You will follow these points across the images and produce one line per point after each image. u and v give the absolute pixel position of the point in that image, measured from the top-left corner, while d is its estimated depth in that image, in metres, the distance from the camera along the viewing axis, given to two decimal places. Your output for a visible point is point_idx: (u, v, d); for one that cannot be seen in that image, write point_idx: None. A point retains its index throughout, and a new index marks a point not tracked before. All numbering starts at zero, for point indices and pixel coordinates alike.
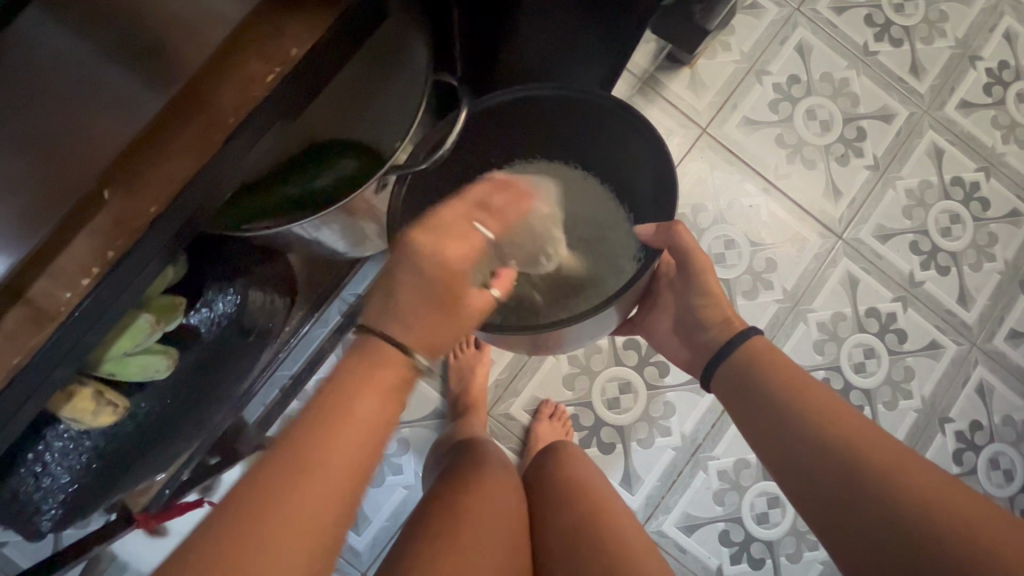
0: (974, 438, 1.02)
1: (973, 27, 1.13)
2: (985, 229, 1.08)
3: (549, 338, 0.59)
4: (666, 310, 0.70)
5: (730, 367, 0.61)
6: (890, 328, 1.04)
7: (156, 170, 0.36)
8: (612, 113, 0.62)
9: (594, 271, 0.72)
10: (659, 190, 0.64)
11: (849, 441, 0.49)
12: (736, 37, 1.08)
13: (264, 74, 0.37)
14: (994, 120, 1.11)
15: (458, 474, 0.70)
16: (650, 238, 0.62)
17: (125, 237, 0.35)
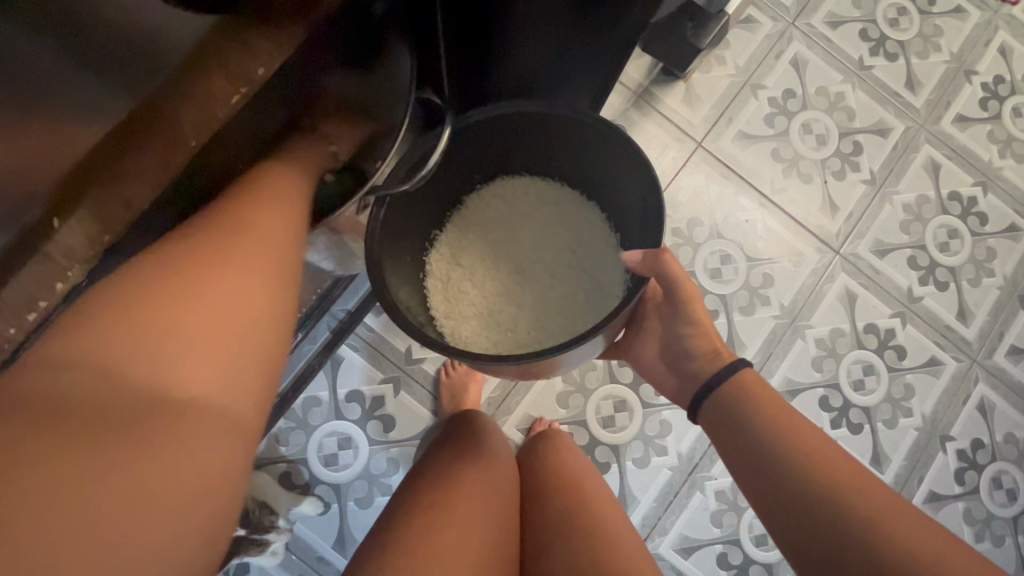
0: (976, 456, 1.01)
1: (969, 43, 1.12)
2: (983, 244, 1.07)
3: (537, 367, 0.57)
4: (652, 336, 0.68)
5: (716, 400, 0.59)
6: (889, 344, 1.02)
7: (119, 181, 0.37)
8: (598, 132, 0.60)
9: (582, 294, 0.70)
10: (645, 214, 0.62)
11: (835, 487, 0.48)
12: (731, 51, 1.07)
13: (227, 93, 0.38)
14: (991, 134, 1.10)
15: (452, 450, 0.68)
16: (637, 265, 0.59)
17: (98, 243, 0.38)
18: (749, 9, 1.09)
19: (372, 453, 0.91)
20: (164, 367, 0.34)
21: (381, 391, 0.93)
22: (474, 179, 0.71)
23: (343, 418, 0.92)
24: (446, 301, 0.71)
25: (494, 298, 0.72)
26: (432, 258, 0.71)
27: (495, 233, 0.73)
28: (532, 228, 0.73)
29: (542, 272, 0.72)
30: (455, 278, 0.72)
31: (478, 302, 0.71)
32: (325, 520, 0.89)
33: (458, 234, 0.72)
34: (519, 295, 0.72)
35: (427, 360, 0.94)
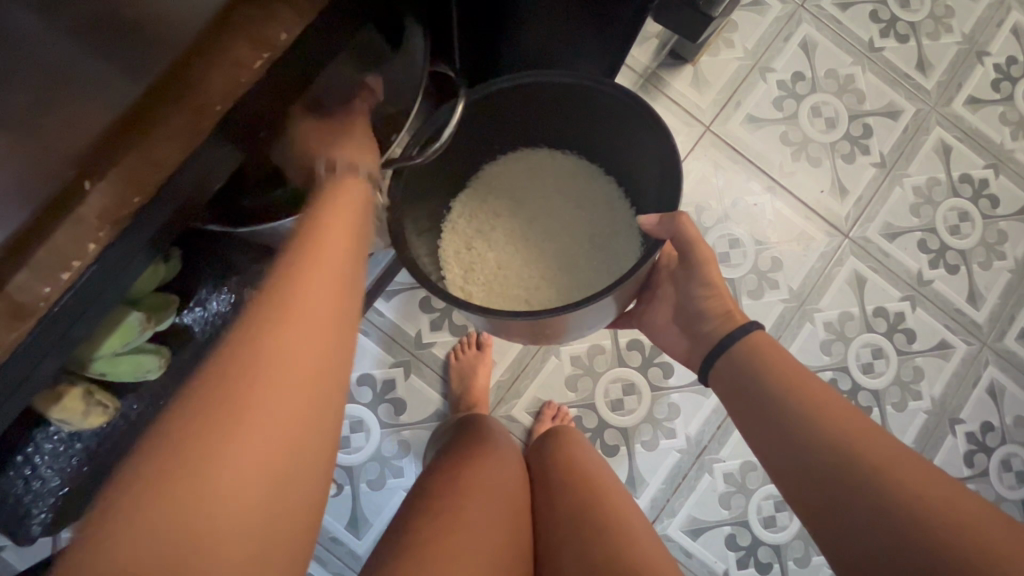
0: (985, 440, 1.01)
1: (981, 23, 1.11)
2: (994, 227, 1.06)
3: (548, 325, 0.57)
4: (669, 304, 0.68)
5: (727, 361, 0.59)
6: (898, 328, 1.02)
7: (142, 156, 0.35)
8: (615, 101, 0.60)
9: (592, 256, 0.71)
10: (664, 179, 0.62)
11: (843, 442, 0.48)
12: (739, 34, 1.07)
13: (252, 59, 0.37)
14: (1003, 116, 1.09)
15: (464, 447, 0.71)
16: (652, 227, 0.61)
17: (108, 227, 0.35)
18: None
19: (383, 437, 0.92)
20: (230, 479, 0.33)
21: (392, 374, 0.94)
22: (486, 151, 0.71)
23: (355, 401, 0.93)
24: (462, 269, 0.71)
25: (508, 265, 0.72)
26: (447, 228, 0.72)
27: (505, 198, 0.73)
28: (548, 199, 0.73)
29: (552, 235, 0.73)
30: (468, 245, 0.72)
31: (490, 267, 0.72)
32: (340, 502, 0.91)
33: (474, 203, 0.73)
34: (529, 259, 0.72)
35: (437, 344, 0.95)
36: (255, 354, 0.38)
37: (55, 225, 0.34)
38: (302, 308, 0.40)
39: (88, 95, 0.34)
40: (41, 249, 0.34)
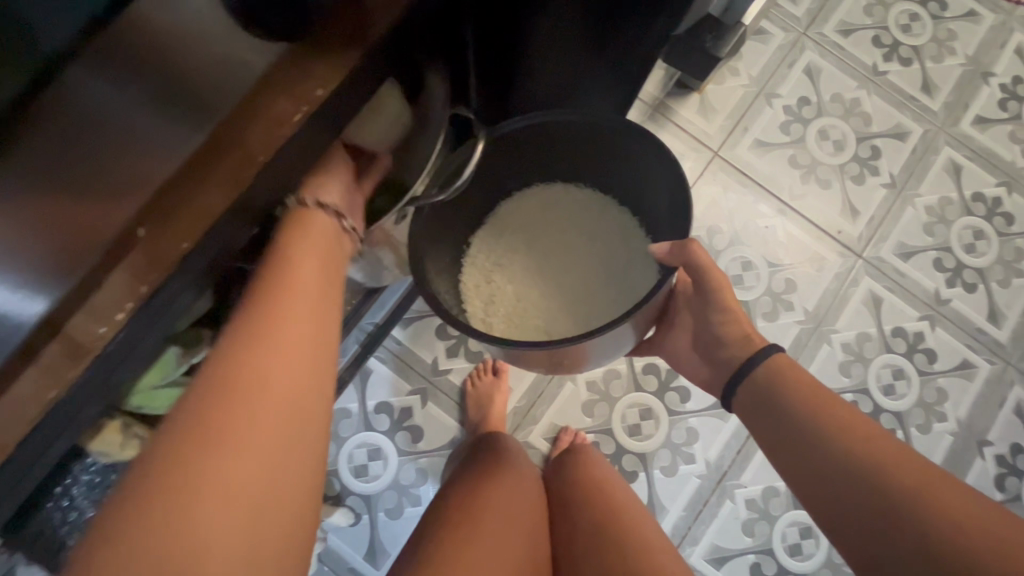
0: (1016, 462, 0.98)
1: (984, 45, 1.13)
2: (1011, 244, 1.06)
3: (566, 354, 0.59)
4: (685, 326, 0.69)
5: (750, 385, 0.59)
6: (918, 348, 1.01)
7: (185, 207, 0.37)
8: (625, 135, 0.62)
9: (609, 286, 0.73)
10: (674, 205, 0.64)
11: (878, 462, 0.48)
12: (744, 62, 1.09)
13: (290, 113, 0.38)
14: (1012, 135, 1.10)
15: (481, 466, 0.71)
16: (665, 255, 0.61)
17: (155, 274, 0.36)
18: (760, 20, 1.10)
19: (401, 464, 0.92)
20: (215, 478, 0.35)
21: (409, 402, 0.94)
22: (501, 186, 0.73)
23: (373, 429, 0.93)
24: (483, 302, 0.73)
25: (527, 298, 0.74)
26: (466, 262, 0.73)
27: (523, 233, 0.76)
28: (566, 233, 0.75)
29: (569, 267, 0.75)
30: (488, 278, 0.74)
31: (509, 299, 0.74)
32: (358, 532, 0.91)
33: (492, 238, 0.75)
34: (547, 290, 0.74)
35: (454, 370, 0.95)
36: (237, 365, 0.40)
37: (110, 272, 0.35)
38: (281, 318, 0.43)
39: (140, 146, 0.37)
40: (98, 294, 0.35)
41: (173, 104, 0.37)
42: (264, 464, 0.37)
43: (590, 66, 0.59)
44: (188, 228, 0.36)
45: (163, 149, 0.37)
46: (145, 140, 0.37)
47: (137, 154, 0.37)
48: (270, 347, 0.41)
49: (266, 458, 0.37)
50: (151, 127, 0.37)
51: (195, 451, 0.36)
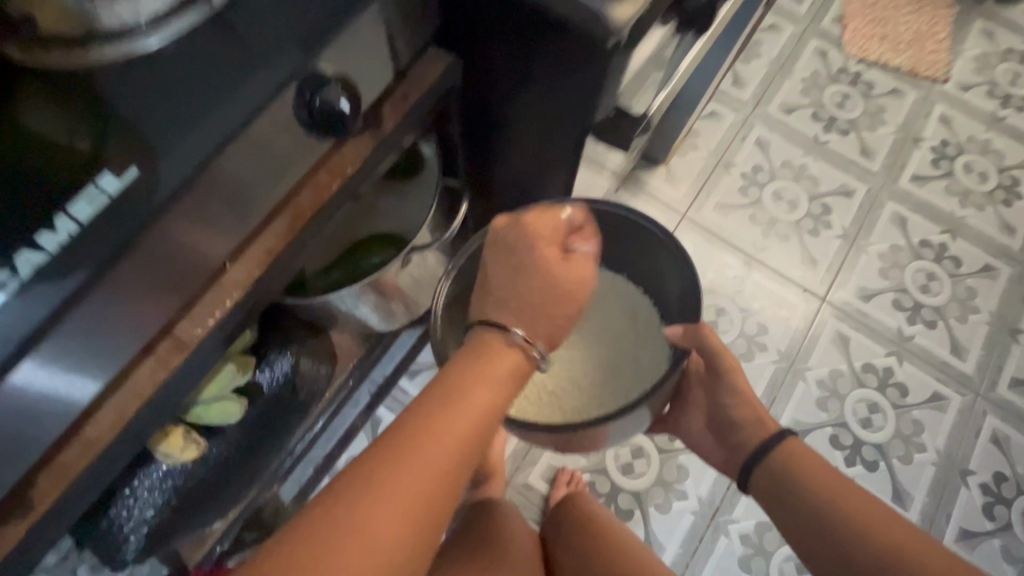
0: (1001, 491, 1.02)
1: (910, 116, 1.31)
2: (962, 283, 1.17)
3: (587, 437, 0.63)
4: (699, 407, 0.72)
5: (768, 470, 0.63)
6: (889, 382, 1.08)
7: (256, 248, 0.43)
8: (630, 229, 0.73)
9: (630, 365, 0.78)
10: (685, 297, 0.72)
11: (898, 551, 0.53)
12: (701, 138, 1.27)
13: (342, 170, 0.44)
14: (948, 188, 1.24)
15: (479, 540, 0.74)
16: (678, 339, 0.65)
17: (234, 300, 0.42)
18: (713, 104, 1.29)
19: None
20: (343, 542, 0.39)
21: None
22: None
23: None
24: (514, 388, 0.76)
25: (557, 380, 0.77)
26: None
27: None
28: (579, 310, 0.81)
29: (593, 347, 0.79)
30: None
31: (542, 381, 0.77)
32: None
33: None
34: (575, 371, 0.77)
35: None
36: (407, 440, 0.43)
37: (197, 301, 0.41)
38: (457, 417, 0.44)
39: (205, 232, 0.38)
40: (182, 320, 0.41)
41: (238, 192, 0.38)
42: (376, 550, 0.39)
43: (550, 173, 0.66)
44: (257, 266, 0.42)
45: (225, 226, 0.39)
46: (208, 229, 0.38)
47: (200, 238, 0.38)
48: (417, 468, 0.42)
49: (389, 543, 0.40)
50: (213, 217, 0.38)
51: (350, 509, 0.40)
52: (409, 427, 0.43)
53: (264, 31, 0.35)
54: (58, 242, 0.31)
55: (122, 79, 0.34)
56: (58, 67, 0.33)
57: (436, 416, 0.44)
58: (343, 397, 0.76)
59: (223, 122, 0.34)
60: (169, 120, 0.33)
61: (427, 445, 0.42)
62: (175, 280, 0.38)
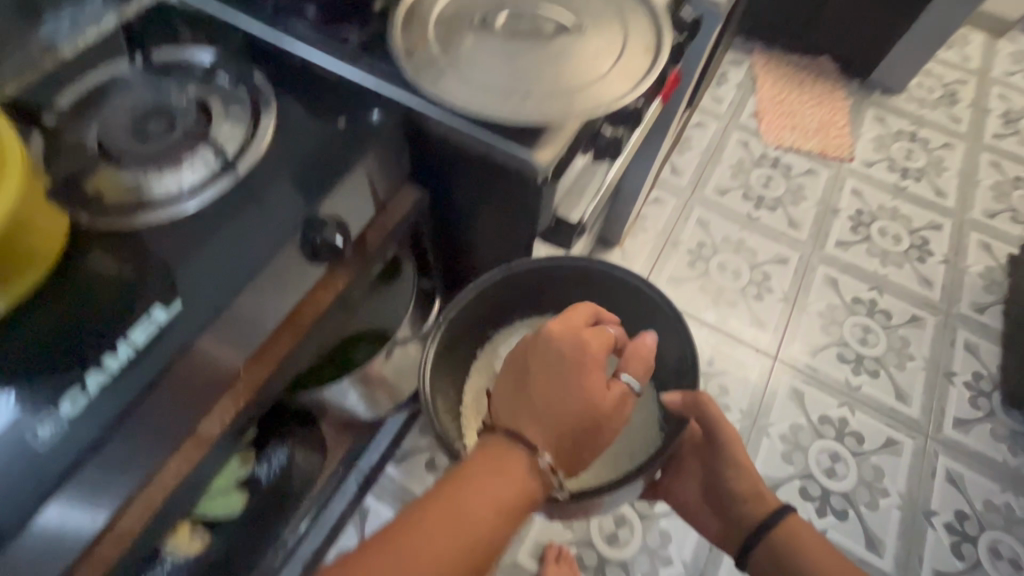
0: (965, 528, 1.08)
1: (827, 191, 1.50)
2: (895, 334, 1.29)
3: (585, 507, 0.60)
4: (695, 475, 0.76)
5: (767, 546, 0.66)
6: (846, 431, 1.16)
7: (262, 357, 0.49)
8: (623, 293, 0.72)
9: (630, 432, 0.72)
10: (683, 365, 0.69)
11: None
12: (649, 221, 1.42)
13: (338, 285, 0.53)
14: (869, 251, 1.41)
15: None
16: (677, 405, 0.63)
17: (245, 405, 0.48)
18: (657, 191, 1.47)
19: None
20: None
21: None
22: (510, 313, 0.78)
23: None
24: None
25: None
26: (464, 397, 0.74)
27: None
28: None
29: None
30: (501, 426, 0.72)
31: None
32: None
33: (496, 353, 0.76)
34: None
35: None
36: (425, 522, 0.47)
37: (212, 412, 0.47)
38: (472, 507, 0.48)
39: (224, 355, 0.45)
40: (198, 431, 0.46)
41: (252, 320, 0.46)
42: None
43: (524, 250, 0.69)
44: (265, 373, 0.49)
45: (241, 346, 0.46)
46: (227, 352, 0.45)
47: (219, 359, 0.45)
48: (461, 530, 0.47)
49: None
50: (231, 343, 0.45)
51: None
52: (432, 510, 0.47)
53: (278, 193, 0.47)
54: (117, 363, 0.40)
55: (165, 232, 0.45)
56: (116, 226, 0.44)
57: (454, 504, 0.48)
58: (333, 486, 0.80)
59: (242, 266, 0.44)
60: (202, 266, 0.44)
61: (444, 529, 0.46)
62: (198, 398, 0.45)
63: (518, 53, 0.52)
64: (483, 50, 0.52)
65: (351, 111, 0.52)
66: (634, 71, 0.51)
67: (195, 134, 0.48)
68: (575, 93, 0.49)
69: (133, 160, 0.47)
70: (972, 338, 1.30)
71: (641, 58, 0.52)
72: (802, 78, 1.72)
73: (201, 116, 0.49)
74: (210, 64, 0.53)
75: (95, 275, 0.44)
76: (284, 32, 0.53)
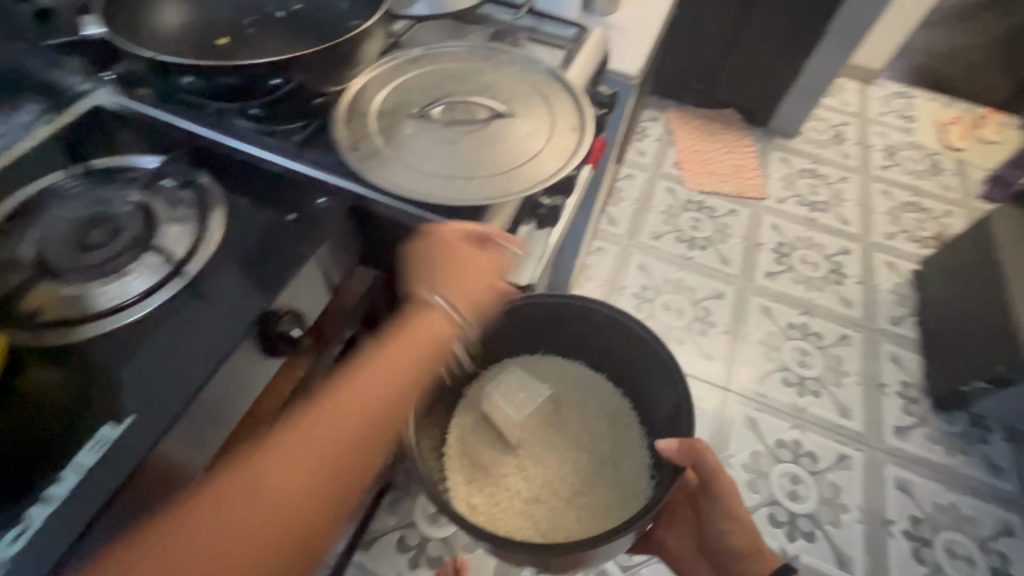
0: (921, 532, 1.14)
1: (750, 228, 1.64)
2: (829, 353, 1.39)
3: (582, 559, 0.60)
4: (686, 525, 0.76)
5: None
6: (801, 452, 1.22)
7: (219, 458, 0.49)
8: (624, 341, 0.76)
9: (615, 479, 0.81)
10: (679, 414, 0.72)
11: None
12: (595, 270, 1.49)
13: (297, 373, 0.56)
14: (793, 279, 1.53)
15: None
16: (674, 452, 0.64)
17: None
18: (598, 241, 1.55)
19: None
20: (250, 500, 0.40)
21: None
22: (500, 350, 0.84)
23: None
24: (491, 499, 0.80)
25: (535, 483, 0.81)
26: (451, 433, 0.84)
27: (543, 425, 0.85)
28: (558, 414, 0.86)
29: (579, 454, 0.84)
30: (491, 468, 0.82)
31: (515, 486, 0.81)
32: None
33: (483, 391, 0.85)
34: (557, 476, 0.82)
35: None
36: (319, 417, 0.44)
37: None
38: (365, 393, 0.46)
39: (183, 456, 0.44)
40: None
41: (212, 415, 0.45)
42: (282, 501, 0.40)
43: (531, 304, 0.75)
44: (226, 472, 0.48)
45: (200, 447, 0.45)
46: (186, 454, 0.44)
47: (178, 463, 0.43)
48: (280, 478, 0.41)
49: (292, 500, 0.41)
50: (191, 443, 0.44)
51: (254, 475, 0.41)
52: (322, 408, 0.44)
53: (232, 289, 0.48)
54: (62, 490, 0.39)
55: (115, 342, 0.44)
56: (59, 339, 0.44)
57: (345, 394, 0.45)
58: None
59: (199, 365, 0.44)
60: (156, 368, 0.43)
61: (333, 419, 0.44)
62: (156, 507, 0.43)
63: (457, 139, 0.56)
64: (423, 137, 0.56)
65: (300, 205, 0.53)
66: (563, 149, 0.56)
67: (141, 240, 0.49)
68: (512, 172, 0.54)
69: (76, 270, 0.46)
70: (894, 349, 1.42)
71: (568, 135, 0.57)
72: (712, 129, 1.90)
73: (147, 220, 0.50)
74: (153, 169, 0.53)
75: (39, 389, 0.43)
76: (229, 130, 0.57)
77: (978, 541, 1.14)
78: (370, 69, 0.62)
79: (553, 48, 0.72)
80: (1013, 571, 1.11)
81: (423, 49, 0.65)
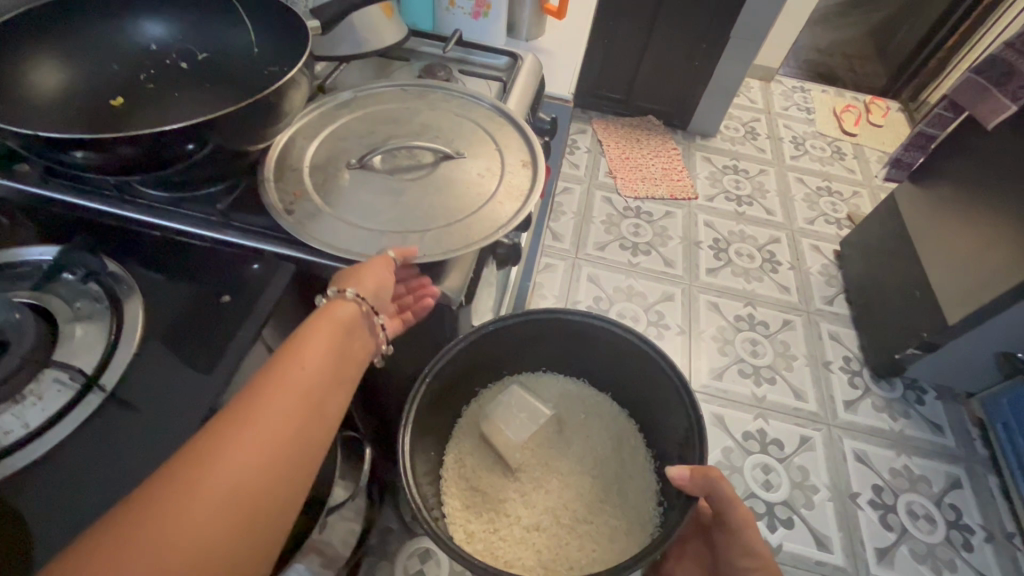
0: (884, 499, 1.20)
1: (686, 228, 1.69)
2: (777, 339, 1.45)
3: None
4: (701, 561, 0.70)
5: None
6: (768, 441, 1.26)
7: None
8: (631, 359, 0.74)
9: (624, 507, 0.75)
10: (688, 442, 0.68)
11: None
12: (547, 288, 1.48)
13: None
14: (734, 272, 1.59)
15: None
16: (686, 481, 0.60)
17: None
18: (545, 259, 1.54)
19: None
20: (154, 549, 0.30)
21: None
22: (502, 366, 0.82)
23: None
24: (491, 525, 0.73)
25: (537, 507, 0.75)
26: (448, 457, 0.79)
27: (546, 451, 0.80)
28: (561, 436, 0.81)
29: (583, 479, 0.78)
30: (489, 496, 0.75)
31: (519, 515, 0.74)
32: None
33: (483, 410, 0.80)
34: (563, 502, 0.76)
35: None
36: (229, 426, 0.35)
37: None
38: (288, 386, 0.38)
39: None
40: None
41: None
42: (202, 545, 0.31)
43: (540, 319, 0.74)
44: None
45: None
46: None
47: None
48: (193, 522, 0.32)
49: (215, 541, 0.32)
50: None
51: (160, 519, 0.31)
52: (233, 412, 0.36)
53: (166, 394, 0.41)
54: None
55: (17, 487, 0.36)
56: None
57: (264, 395, 0.37)
58: None
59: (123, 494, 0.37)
60: (64, 509, 0.36)
61: (251, 428, 0.35)
62: None
63: (403, 189, 0.52)
64: (365, 189, 0.52)
65: (233, 281, 0.49)
66: (518, 188, 0.53)
67: (39, 356, 0.40)
68: (469, 219, 0.50)
69: None
70: (833, 328, 1.51)
71: (521, 173, 0.55)
72: (637, 135, 1.96)
73: (44, 330, 0.42)
74: (50, 259, 0.47)
75: None
76: (136, 201, 0.51)
77: (934, 499, 1.21)
78: (296, 122, 0.58)
79: (487, 79, 0.71)
80: (967, 521, 1.19)
81: (353, 92, 0.62)
